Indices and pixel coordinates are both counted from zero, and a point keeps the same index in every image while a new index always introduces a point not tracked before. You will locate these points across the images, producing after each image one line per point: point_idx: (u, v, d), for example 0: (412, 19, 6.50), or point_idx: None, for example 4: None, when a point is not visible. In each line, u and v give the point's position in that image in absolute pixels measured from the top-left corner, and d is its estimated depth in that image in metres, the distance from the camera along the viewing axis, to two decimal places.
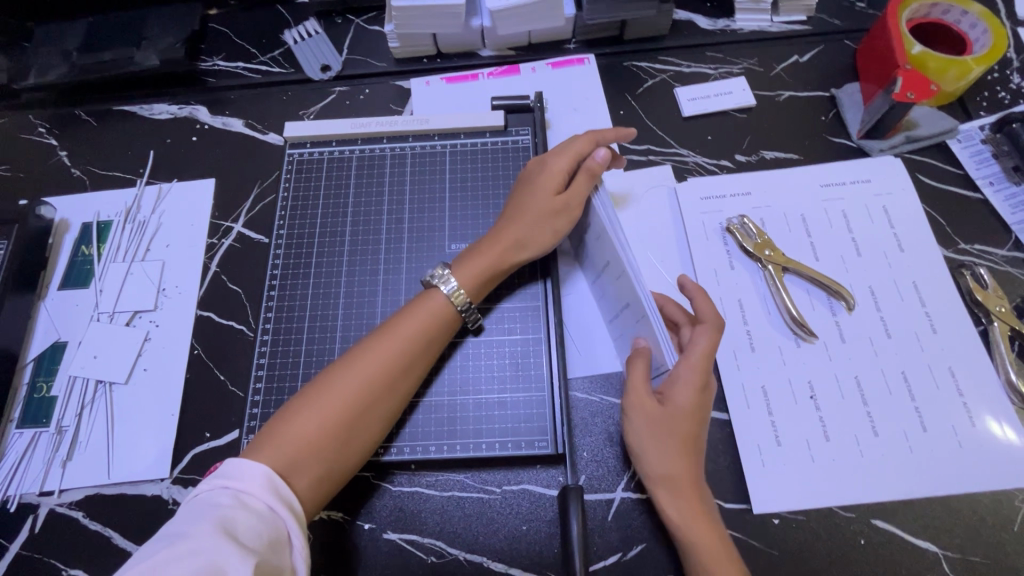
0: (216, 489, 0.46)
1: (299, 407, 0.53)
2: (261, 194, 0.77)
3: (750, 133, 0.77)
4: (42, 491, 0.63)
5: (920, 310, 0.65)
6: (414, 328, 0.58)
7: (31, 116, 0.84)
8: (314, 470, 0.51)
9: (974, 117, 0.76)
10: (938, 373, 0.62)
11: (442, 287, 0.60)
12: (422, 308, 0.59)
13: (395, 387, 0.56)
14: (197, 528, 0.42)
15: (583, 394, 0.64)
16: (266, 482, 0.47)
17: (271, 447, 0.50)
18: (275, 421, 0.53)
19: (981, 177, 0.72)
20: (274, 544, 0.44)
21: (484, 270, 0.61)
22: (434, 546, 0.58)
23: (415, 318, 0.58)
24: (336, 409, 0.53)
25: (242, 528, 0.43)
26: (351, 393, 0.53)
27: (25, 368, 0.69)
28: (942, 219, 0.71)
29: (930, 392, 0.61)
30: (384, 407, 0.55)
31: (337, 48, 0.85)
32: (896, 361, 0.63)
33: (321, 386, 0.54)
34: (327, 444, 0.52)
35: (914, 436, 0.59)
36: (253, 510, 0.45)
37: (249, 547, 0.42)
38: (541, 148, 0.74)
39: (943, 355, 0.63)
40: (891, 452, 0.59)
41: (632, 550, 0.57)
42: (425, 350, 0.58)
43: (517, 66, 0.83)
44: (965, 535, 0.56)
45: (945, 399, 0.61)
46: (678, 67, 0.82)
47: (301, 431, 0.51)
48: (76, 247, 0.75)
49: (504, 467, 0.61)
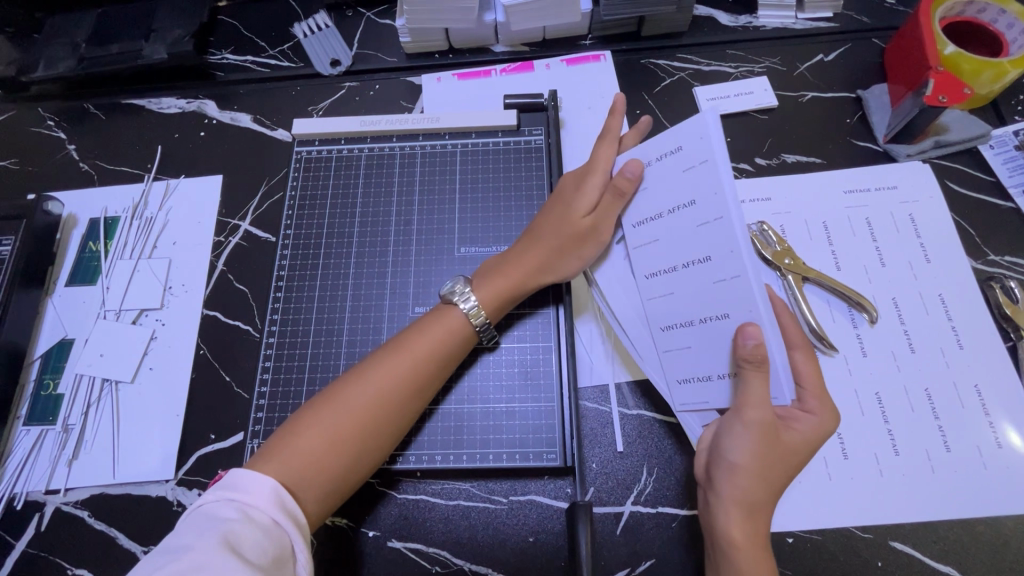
0: (222, 501, 0.45)
1: (308, 420, 0.52)
2: (269, 192, 0.76)
3: (771, 136, 0.74)
4: (48, 489, 0.63)
5: (946, 323, 0.63)
6: (432, 346, 0.57)
7: (40, 110, 0.83)
8: (321, 485, 0.50)
9: (1007, 122, 0.72)
10: (963, 390, 0.60)
11: (460, 305, 0.59)
12: (446, 324, 0.58)
13: (408, 405, 0.55)
14: (201, 541, 0.41)
15: (593, 404, 0.62)
16: (272, 495, 0.46)
17: (276, 460, 0.49)
18: (282, 433, 0.52)
19: (1014, 185, 0.69)
20: (278, 560, 0.43)
21: (505, 292, 0.60)
22: (439, 556, 0.57)
23: (432, 334, 0.57)
24: (347, 426, 0.52)
25: (247, 542, 0.42)
26: (362, 409, 0.52)
27: (32, 365, 0.69)
28: (971, 228, 0.68)
29: (954, 410, 0.59)
30: (396, 424, 0.54)
31: (348, 42, 0.83)
32: (919, 377, 0.60)
33: (332, 398, 0.53)
34: (335, 459, 0.51)
35: (935, 455, 0.57)
36: (258, 524, 0.44)
37: (254, 563, 0.41)
38: (554, 148, 0.72)
39: (969, 371, 0.60)
40: (911, 472, 0.57)
41: (641, 565, 0.56)
42: (440, 367, 0.57)
43: (531, 62, 0.81)
44: (989, 559, 0.55)
45: (970, 417, 0.59)
46: (697, 65, 0.79)
47: (308, 445, 0.50)
48: (83, 243, 0.75)
49: (511, 477, 0.60)
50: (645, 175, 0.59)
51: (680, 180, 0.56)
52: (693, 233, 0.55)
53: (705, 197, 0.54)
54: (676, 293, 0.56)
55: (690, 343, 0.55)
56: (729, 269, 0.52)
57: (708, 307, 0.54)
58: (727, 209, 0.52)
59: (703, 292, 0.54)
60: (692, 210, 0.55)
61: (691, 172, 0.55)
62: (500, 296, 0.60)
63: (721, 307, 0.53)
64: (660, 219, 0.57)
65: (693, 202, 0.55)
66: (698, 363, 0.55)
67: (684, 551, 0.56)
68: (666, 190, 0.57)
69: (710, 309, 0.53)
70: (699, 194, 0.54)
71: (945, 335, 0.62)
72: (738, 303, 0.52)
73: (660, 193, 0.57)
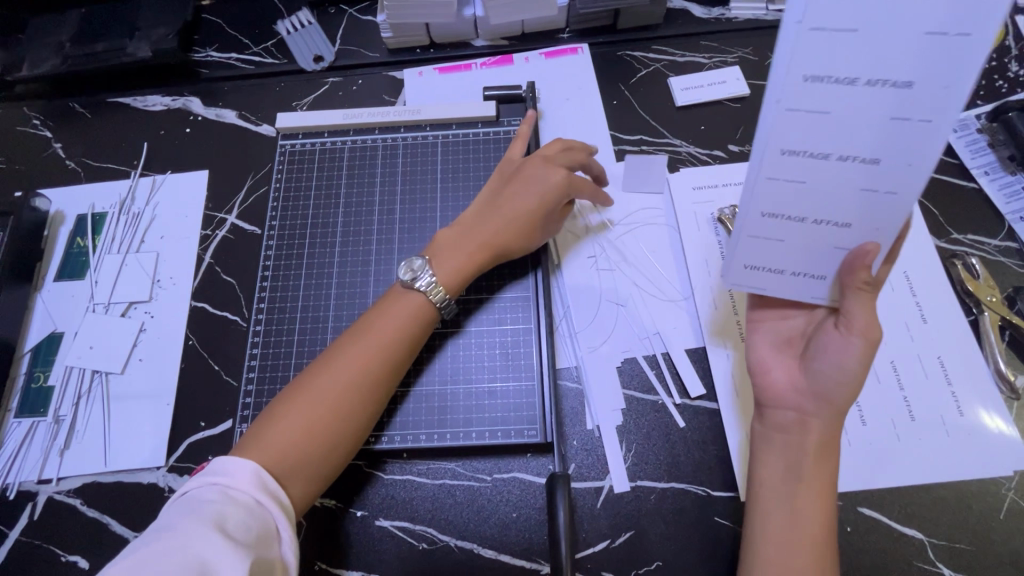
0: (206, 486, 0.47)
1: (279, 413, 0.53)
2: (254, 186, 0.77)
3: (743, 123, 0.77)
4: (41, 479, 0.64)
5: (911, 299, 0.65)
6: (388, 330, 0.57)
7: (26, 109, 0.84)
8: (299, 472, 0.51)
9: (970, 107, 0.75)
10: (927, 362, 0.62)
11: (415, 283, 0.60)
12: (405, 305, 0.59)
13: (374, 392, 0.56)
14: (185, 522, 0.42)
15: (573, 383, 0.64)
16: (254, 478, 0.48)
17: (255, 451, 0.50)
18: (256, 428, 0.53)
19: (976, 166, 0.72)
20: (263, 537, 0.44)
21: (453, 258, 0.62)
22: (425, 533, 0.59)
23: (390, 317, 0.58)
24: (315, 415, 0.53)
25: (231, 522, 0.43)
26: (326, 398, 0.53)
27: (22, 359, 0.70)
28: (935, 209, 0.71)
29: (919, 381, 0.61)
30: (366, 408, 0.55)
31: (330, 38, 0.85)
32: (886, 351, 0.63)
33: (299, 390, 0.54)
34: (309, 447, 0.52)
35: (901, 425, 0.60)
36: (241, 505, 0.46)
37: (239, 540, 0.42)
38: (533, 138, 0.74)
39: (933, 344, 0.63)
40: (879, 442, 0.59)
41: (621, 537, 0.58)
42: (396, 346, 0.57)
43: (510, 56, 0.82)
44: (952, 523, 0.57)
45: (934, 388, 0.61)
46: (672, 56, 0.81)
47: (281, 436, 0.51)
48: (71, 239, 0.76)
49: (495, 456, 0.62)
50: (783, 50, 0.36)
51: (912, 47, 0.34)
52: (874, 126, 0.38)
53: (930, 81, 0.35)
54: (807, 184, 0.42)
55: (782, 237, 0.46)
56: (882, 181, 0.40)
57: (828, 222, 0.44)
58: (945, 110, 0.36)
59: (843, 197, 0.42)
60: (884, 109, 0.37)
61: (936, 38, 0.34)
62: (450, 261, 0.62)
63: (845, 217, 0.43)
64: (849, 86, 0.37)
65: (904, 115, 0.37)
66: (781, 255, 0.47)
67: (662, 523, 0.58)
68: (818, 74, 0.36)
69: (834, 214, 0.43)
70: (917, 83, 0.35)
71: (913, 310, 0.65)
72: (875, 217, 0.43)
73: (880, 42, 0.35)
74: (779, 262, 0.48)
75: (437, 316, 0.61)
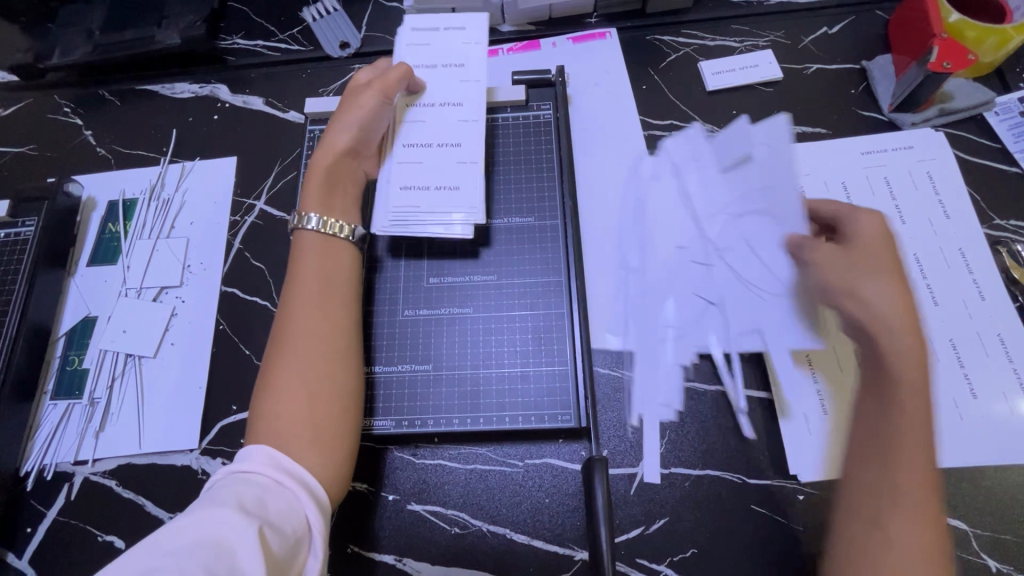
0: (224, 476, 0.47)
1: (266, 390, 0.52)
2: (282, 172, 0.77)
3: (777, 107, 0.75)
4: (76, 460, 0.65)
5: (967, 277, 0.64)
6: (316, 270, 0.58)
7: (56, 97, 0.85)
8: (304, 435, 0.50)
9: (1012, 89, 0.73)
10: (986, 340, 0.61)
11: (307, 226, 0.60)
12: (314, 245, 0.59)
13: (331, 335, 0.55)
14: (202, 506, 0.43)
15: (606, 369, 0.64)
16: (266, 456, 0.47)
17: (268, 431, 0.49)
18: (256, 410, 0.51)
19: (1019, 150, 0.70)
20: (282, 509, 0.44)
21: (329, 193, 0.62)
22: (457, 518, 0.59)
23: (313, 261, 0.58)
24: (294, 374, 0.52)
25: (248, 499, 0.43)
26: (299, 356, 0.53)
27: (57, 342, 0.70)
28: (977, 194, 0.69)
29: (979, 360, 0.60)
30: (341, 348, 0.55)
31: (356, 25, 0.85)
32: (943, 329, 0.62)
33: (271, 366, 0.53)
34: (309, 409, 0.51)
35: (963, 403, 0.59)
36: (257, 483, 0.45)
37: (255, 514, 0.42)
38: (563, 123, 0.73)
39: (992, 322, 0.62)
40: (938, 422, 0.58)
41: (655, 523, 0.57)
42: (332, 287, 0.57)
43: (537, 41, 0.82)
44: (997, 514, 0.55)
45: (995, 366, 0.60)
46: (702, 40, 0.80)
47: (287, 413, 0.50)
48: (103, 224, 0.76)
49: (527, 441, 0.61)
50: (440, 85, 0.67)
51: (454, 86, 0.67)
52: (453, 124, 0.65)
53: (467, 96, 0.66)
54: (460, 185, 0.63)
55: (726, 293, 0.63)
56: (467, 154, 0.64)
57: (447, 186, 0.63)
58: (471, 99, 0.66)
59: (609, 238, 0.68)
60: (457, 109, 0.66)
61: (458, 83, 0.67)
62: (345, 201, 0.63)
63: (460, 184, 0.63)
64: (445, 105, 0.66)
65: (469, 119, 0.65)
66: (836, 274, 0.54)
67: (696, 509, 0.57)
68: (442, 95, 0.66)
69: (468, 203, 0.63)
70: (466, 100, 0.66)
71: (958, 296, 0.63)
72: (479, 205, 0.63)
73: (450, 83, 0.67)
74: (419, 202, 0.63)
75: (355, 246, 0.61)
